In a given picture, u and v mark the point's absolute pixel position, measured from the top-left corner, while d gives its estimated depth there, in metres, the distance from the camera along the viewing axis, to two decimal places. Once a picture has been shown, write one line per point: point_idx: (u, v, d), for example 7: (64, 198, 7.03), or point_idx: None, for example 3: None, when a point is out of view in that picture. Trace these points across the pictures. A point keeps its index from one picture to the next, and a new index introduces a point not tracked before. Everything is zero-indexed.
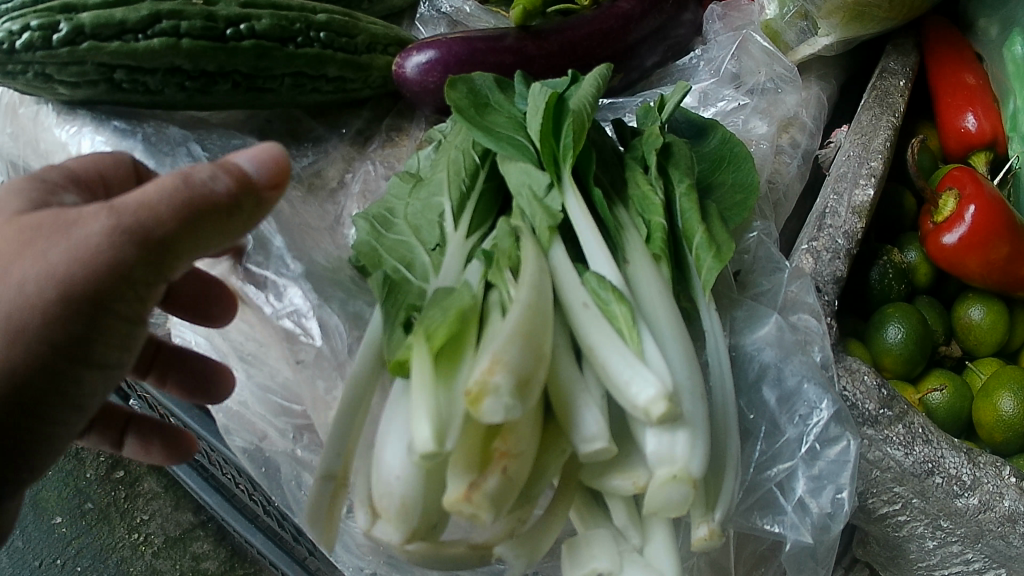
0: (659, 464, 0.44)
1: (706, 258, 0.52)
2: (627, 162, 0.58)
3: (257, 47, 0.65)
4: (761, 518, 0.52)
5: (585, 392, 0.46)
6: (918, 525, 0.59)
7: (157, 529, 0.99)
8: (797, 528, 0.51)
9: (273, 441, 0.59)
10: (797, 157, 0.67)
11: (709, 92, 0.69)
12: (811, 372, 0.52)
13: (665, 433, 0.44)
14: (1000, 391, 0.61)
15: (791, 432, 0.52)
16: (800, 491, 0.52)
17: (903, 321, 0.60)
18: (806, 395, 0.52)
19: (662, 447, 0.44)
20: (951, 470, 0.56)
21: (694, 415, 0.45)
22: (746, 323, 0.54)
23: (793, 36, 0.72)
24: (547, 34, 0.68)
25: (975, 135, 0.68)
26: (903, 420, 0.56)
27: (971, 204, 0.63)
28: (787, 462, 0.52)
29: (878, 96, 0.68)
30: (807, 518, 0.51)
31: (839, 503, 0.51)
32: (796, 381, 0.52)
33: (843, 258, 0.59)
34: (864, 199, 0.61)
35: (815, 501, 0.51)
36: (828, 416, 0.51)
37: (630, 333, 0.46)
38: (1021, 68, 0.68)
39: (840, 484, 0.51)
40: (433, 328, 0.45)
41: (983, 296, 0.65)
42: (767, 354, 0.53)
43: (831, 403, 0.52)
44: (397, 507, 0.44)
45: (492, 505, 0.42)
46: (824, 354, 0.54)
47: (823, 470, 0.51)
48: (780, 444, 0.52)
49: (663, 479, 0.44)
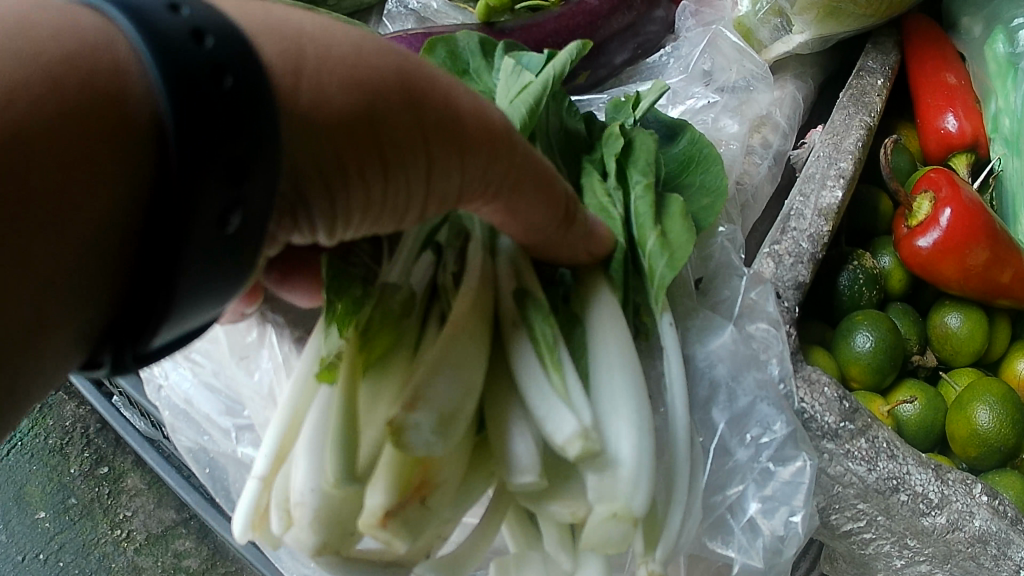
0: (593, 499, 0.40)
1: (659, 262, 0.46)
2: (585, 165, 0.53)
3: None
4: (712, 540, 0.49)
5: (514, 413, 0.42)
6: (884, 543, 0.56)
7: (140, 526, 0.95)
8: (746, 551, 0.48)
9: (216, 441, 0.57)
10: (768, 158, 0.64)
11: (679, 90, 0.66)
12: (766, 391, 0.50)
13: (602, 461, 0.41)
14: (976, 403, 0.58)
15: (742, 454, 0.50)
16: (751, 511, 0.49)
17: (872, 328, 0.57)
18: (760, 413, 0.50)
19: (603, 482, 0.40)
20: (917, 487, 0.53)
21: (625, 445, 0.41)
22: (698, 335, 0.52)
23: (767, 34, 0.70)
24: (511, 31, 0.66)
25: (956, 137, 0.66)
26: (866, 434, 0.53)
27: (946, 207, 0.60)
28: (736, 485, 0.49)
29: (854, 95, 0.65)
30: (758, 540, 0.49)
31: (792, 526, 0.48)
32: (750, 400, 0.50)
33: (806, 262, 0.56)
34: (831, 201, 0.59)
35: (767, 522, 0.49)
36: (783, 436, 0.49)
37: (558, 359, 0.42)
38: (1004, 66, 0.66)
39: (794, 507, 0.49)
40: (367, 332, 0.41)
41: (961, 303, 0.62)
42: (720, 369, 0.51)
43: (786, 423, 0.49)
44: (311, 518, 0.38)
45: (408, 534, 0.39)
46: (783, 368, 0.52)
47: (774, 490, 0.49)
48: (730, 465, 0.50)
49: (601, 516, 0.40)
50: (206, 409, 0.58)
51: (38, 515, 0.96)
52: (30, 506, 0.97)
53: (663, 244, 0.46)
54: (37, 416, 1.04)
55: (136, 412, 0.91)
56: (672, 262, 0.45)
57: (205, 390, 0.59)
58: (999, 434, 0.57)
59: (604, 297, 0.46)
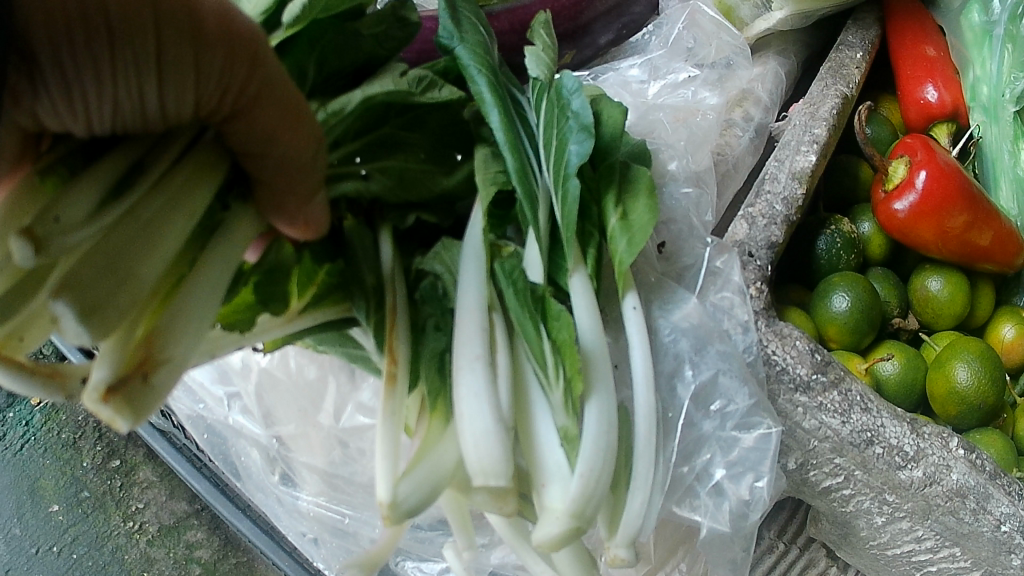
0: (558, 492, 0.42)
1: (621, 244, 0.48)
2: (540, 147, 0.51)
3: None
4: (680, 507, 0.52)
5: (469, 393, 0.41)
6: (864, 500, 0.57)
7: (152, 517, 0.97)
8: (713, 515, 0.51)
9: (210, 408, 0.61)
10: (750, 130, 0.66)
11: (659, 66, 0.68)
12: (728, 363, 0.51)
13: (591, 474, 0.42)
14: (954, 361, 0.58)
15: (708, 426, 0.52)
16: (717, 476, 0.52)
17: (849, 289, 0.58)
18: (722, 388, 0.51)
19: (587, 488, 0.42)
20: (892, 440, 0.53)
21: (595, 426, 0.44)
22: (661, 306, 0.53)
23: (748, 11, 0.71)
24: (496, 13, 0.66)
25: (936, 107, 0.66)
26: (838, 387, 0.53)
27: (922, 170, 0.61)
28: (704, 454, 0.52)
29: (832, 68, 0.66)
30: (725, 504, 0.51)
31: (757, 490, 0.51)
32: (711, 373, 0.52)
33: (780, 224, 0.57)
34: (805, 164, 0.60)
35: (733, 487, 0.51)
36: (745, 407, 0.51)
37: (563, 376, 0.44)
38: (980, 35, 0.68)
39: (759, 472, 0.51)
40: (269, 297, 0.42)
41: (942, 268, 0.63)
42: (683, 344, 0.52)
43: (749, 394, 0.51)
44: None
45: (133, 414, 0.33)
46: (748, 340, 0.53)
47: (738, 459, 0.52)
48: (696, 438, 0.52)
49: (557, 514, 0.41)
50: (204, 377, 0.61)
51: (51, 508, 0.98)
52: (44, 499, 0.99)
53: (625, 226, 0.48)
54: (51, 412, 1.06)
55: None
56: (633, 242, 0.48)
57: None
58: (978, 393, 0.58)
59: (575, 279, 0.48)
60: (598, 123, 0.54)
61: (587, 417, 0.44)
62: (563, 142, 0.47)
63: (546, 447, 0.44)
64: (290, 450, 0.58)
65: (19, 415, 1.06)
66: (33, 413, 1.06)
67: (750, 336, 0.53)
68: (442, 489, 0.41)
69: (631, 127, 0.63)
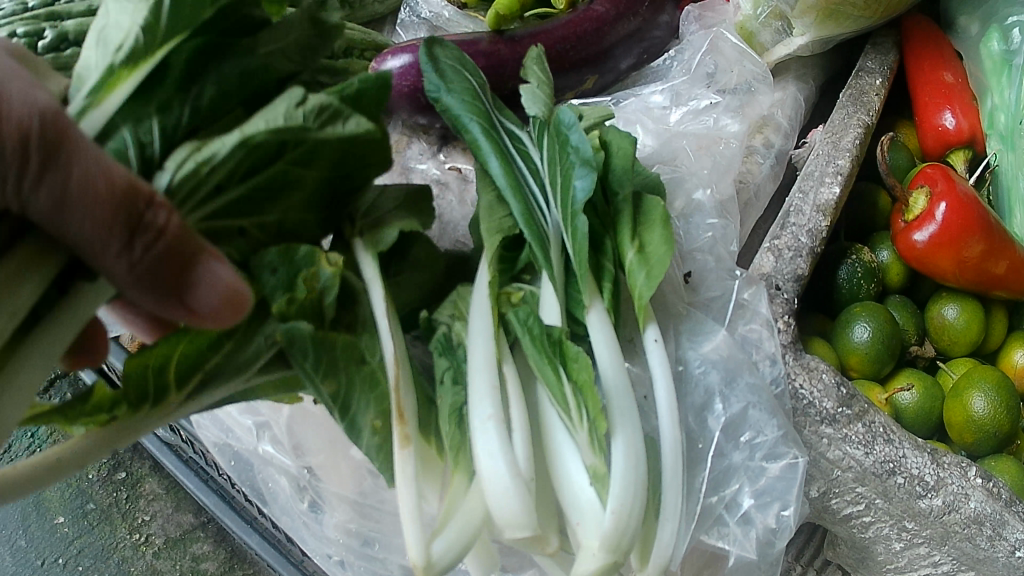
0: (592, 532, 0.43)
1: (639, 277, 0.49)
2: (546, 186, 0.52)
3: None
4: (707, 535, 0.51)
5: (484, 451, 0.42)
6: (884, 526, 0.58)
7: (159, 529, 0.98)
8: (740, 543, 0.51)
9: (239, 436, 0.61)
10: (770, 157, 0.67)
11: (681, 92, 0.69)
12: (757, 396, 0.52)
13: (622, 510, 0.43)
14: (971, 391, 0.60)
15: (737, 456, 0.52)
16: (745, 505, 0.52)
17: (870, 320, 0.60)
18: (752, 419, 0.52)
19: (619, 528, 0.42)
20: (914, 470, 0.55)
21: (623, 463, 0.44)
22: (690, 337, 0.54)
23: (768, 37, 0.71)
24: (520, 38, 0.67)
25: (953, 133, 0.68)
26: (863, 419, 0.55)
27: (942, 202, 0.62)
28: (731, 485, 0.52)
29: (853, 95, 0.67)
30: (752, 532, 0.51)
31: (784, 520, 0.51)
32: (741, 406, 0.52)
33: (804, 256, 0.58)
34: (829, 197, 0.61)
35: (760, 516, 0.51)
36: (774, 437, 0.52)
37: (587, 418, 0.44)
38: (999, 64, 0.69)
39: (787, 501, 0.51)
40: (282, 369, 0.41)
41: (957, 295, 0.65)
42: (713, 376, 0.53)
43: (778, 425, 0.52)
44: None
45: None
46: (775, 373, 0.54)
47: (765, 488, 0.52)
48: (725, 467, 0.52)
49: (592, 550, 0.43)
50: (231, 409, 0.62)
51: (57, 520, 0.99)
52: (49, 511, 0.99)
53: (643, 259, 0.49)
54: None
55: None
56: (651, 276, 0.48)
57: None
58: (994, 421, 0.59)
59: (592, 314, 0.48)
60: (608, 154, 0.53)
61: (615, 454, 0.44)
62: (568, 176, 0.48)
63: (576, 489, 0.44)
64: (321, 479, 0.58)
65: None
66: None
67: (777, 367, 0.54)
68: (472, 542, 0.42)
69: (656, 156, 0.64)
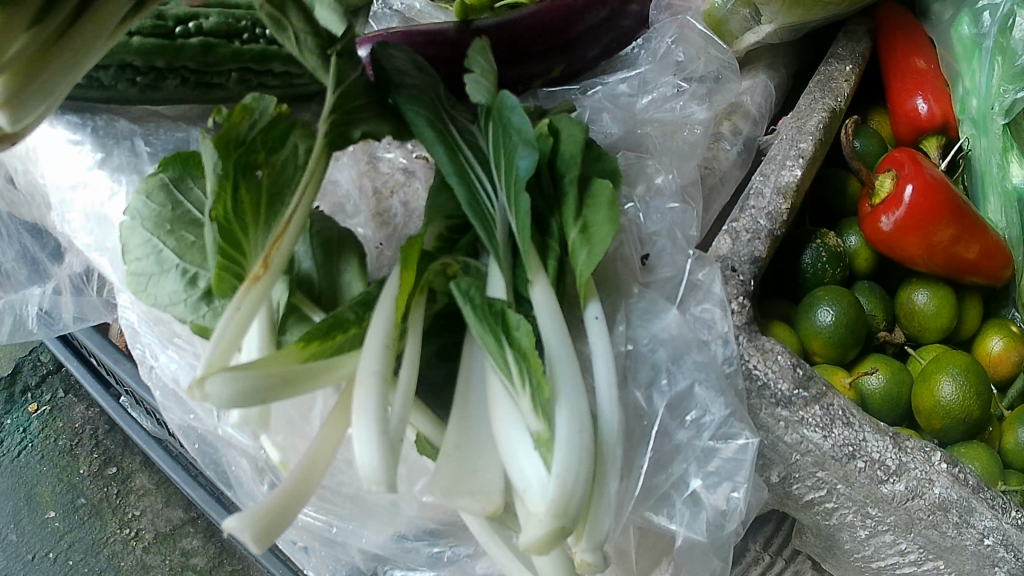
0: (538, 496, 0.43)
1: (582, 254, 0.50)
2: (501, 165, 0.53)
3: (204, 44, 0.62)
4: (656, 515, 0.52)
5: (359, 409, 0.44)
6: (847, 513, 0.57)
7: (149, 525, 0.98)
8: (690, 524, 0.51)
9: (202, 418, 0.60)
10: (737, 143, 0.66)
11: (648, 80, 0.68)
12: (704, 373, 0.52)
13: (567, 476, 0.43)
14: (939, 375, 0.59)
15: (684, 435, 0.52)
16: (695, 486, 0.52)
17: (834, 303, 0.59)
18: (698, 397, 0.52)
19: (563, 493, 0.42)
20: (874, 454, 0.53)
21: (570, 432, 0.44)
22: (643, 316, 0.54)
23: (737, 25, 0.70)
24: (486, 28, 0.66)
25: (925, 119, 0.67)
26: (820, 402, 0.54)
27: (908, 184, 0.62)
28: (680, 464, 0.52)
29: (820, 81, 0.66)
30: (701, 514, 0.51)
31: (733, 500, 0.52)
32: (688, 382, 0.52)
33: (763, 238, 0.58)
34: (790, 180, 0.60)
35: (710, 496, 0.52)
36: (721, 417, 0.52)
37: (531, 382, 0.44)
38: (970, 47, 0.67)
39: (736, 482, 0.52)
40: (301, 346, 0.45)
41: (928, 281, 0.63)
42: (661, 353, 0.53)
43: (724, 404, 0.52)
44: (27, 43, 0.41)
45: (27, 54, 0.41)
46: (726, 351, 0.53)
47: (717, 467, 0.52)
48: (672, 447, 0.52)
49: (540, 517, 0.43)
50: None
51: (47, 515, 0.99)
52: (40, 506, 1.00)
53: (586, 239, 0.50)
54: (48, 419, 1.07)
55: (140, 411, 0.92)
56: (593, 255, 0.49)
57: (190, 370, 0.61)
58: (963, 407, 0.58)
59: (537, 289, 0.49)
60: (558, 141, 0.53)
61: (560, 421, 0.44)
62: (512, 156, 0.48)
63: (522, 456, 0.44)
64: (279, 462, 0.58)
65: (16, 421, 1.07)
66: (30, 419, 1.07)
67: (729, 348, 0.53)
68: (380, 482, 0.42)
69: (618, 142, 0.63)
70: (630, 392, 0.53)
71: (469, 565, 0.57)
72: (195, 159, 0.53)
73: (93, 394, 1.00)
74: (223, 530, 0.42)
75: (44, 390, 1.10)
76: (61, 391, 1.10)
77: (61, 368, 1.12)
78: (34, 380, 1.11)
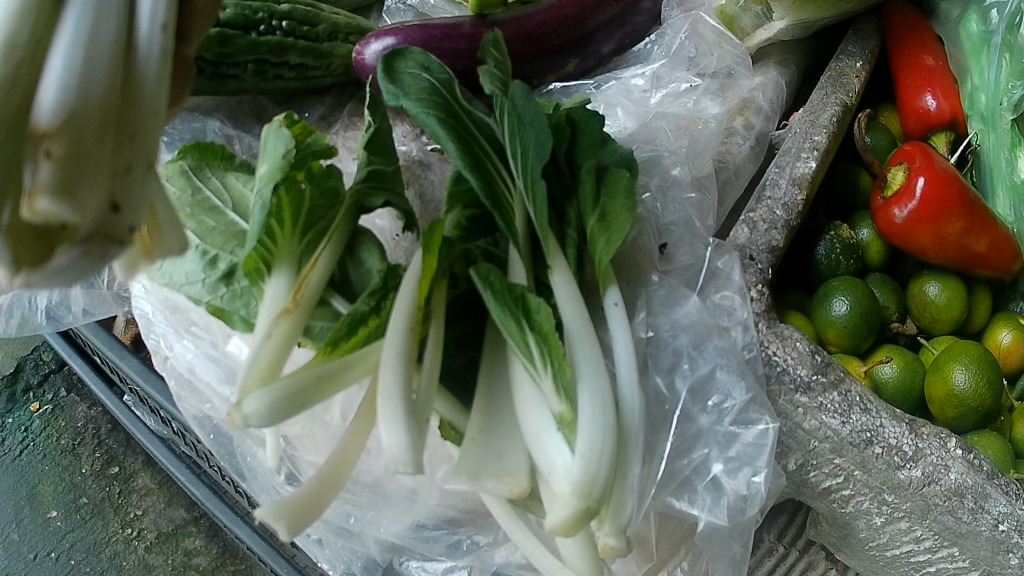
0: (563, 481, 0.43)
1: (599, 240, 0.51)
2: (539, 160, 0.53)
3: (220, 35, 0.61)
4: (678, 500, 0.52)
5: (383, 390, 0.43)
6: (863, 500, 0.58)
7: (151, 524, 0.97)
8: (712, 509, 0.52)
9: (218, 407, 0.60)
10: (750, 138, 0.67)
11: (662, 76, 0.69)
12: (726, 358, 0.53)
13: (590, 454, 0.43)
14: (953, 364, 0.59)
15: (705, 420, 0.53)
16: (716, 471, 0.52)
17: (849, 294, 0.59)
18: (720, 381, 0.53)
19: (586, 472, 0.42)
20: (891, 440, 0.54)
21: (590, 409, 0.45)
22: (664, 306, 0.55)
23: (749, 21, 0.72)
24: (502, 22, 0.67)
25: (935, 115, 0.68)
26: (838, 388, 0.54)
27: (920, 176, 0.62)
28: (702, 448, 0.53)
29: (832, 77, 0.67)
30: (723, 499, 0.52)
31: (754, 485, 0.52)
32: (709, 368, 0.53)
33: (780, 229, 0.58)
34: (805, 171, 0.61)
35: (730, 481, 0.52)
36: (743, 401, 0.52)
37: (552, 365, 0.45)
38: (978, 44, 0.68)
39: (757, 467, 0.52)
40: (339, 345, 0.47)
41: (939, 273, 0.64)
42: (683, 339, 0.54)
43: (746, 388, 0.52)
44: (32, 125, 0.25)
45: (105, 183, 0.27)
46: (745, 338, 0.54)
47: (737, 452, 0.52)
48: (694, 431, 0.53)
49: (565, 497, 0.42)
50: (209, 379, 0.60)
51: (49, 514, 0.98)
52: (42, 505, 0.99)
53: (603, 227, 0.51)
54: (50, 418, 1.07)
55: (146, 410, 0.92)
56: (611, 242, 0.51)
57: (207, 359, 0.61)
58: (976, 396, 0.58)
59: (557, 276, 0.50)
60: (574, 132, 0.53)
61: (581, 402, 0.45)
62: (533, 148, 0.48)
63: (545, 437, 0.44)
64: (297, 449, 0.58)
65: (18, 420, 1.07)
66: (32, 418, 1.07)
67: (750, 334, 0.54)
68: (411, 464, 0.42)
69: (634, 135, 0.64)
70: (651, 377, 0.54)
71: (488, 554, 0.58)
72: (213, 148, 0.53)
73: (97, 393, 0.99)
74: (257, 518, 0.42)
75: (47, 389, 1.10)
76: (63, 391, 1.10)
77: (63, 367, 1.12)
78: (36, 379, 1.11)
